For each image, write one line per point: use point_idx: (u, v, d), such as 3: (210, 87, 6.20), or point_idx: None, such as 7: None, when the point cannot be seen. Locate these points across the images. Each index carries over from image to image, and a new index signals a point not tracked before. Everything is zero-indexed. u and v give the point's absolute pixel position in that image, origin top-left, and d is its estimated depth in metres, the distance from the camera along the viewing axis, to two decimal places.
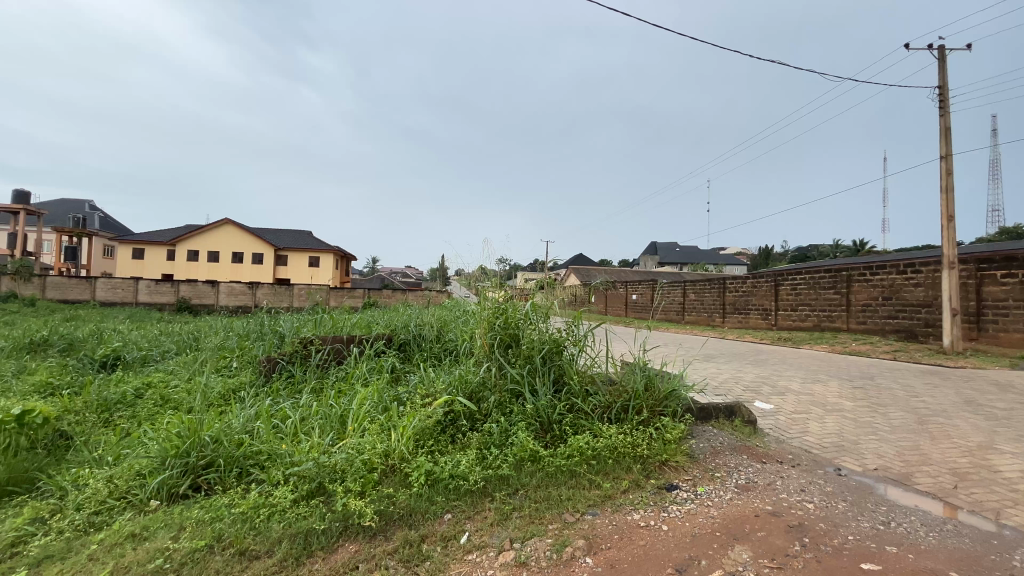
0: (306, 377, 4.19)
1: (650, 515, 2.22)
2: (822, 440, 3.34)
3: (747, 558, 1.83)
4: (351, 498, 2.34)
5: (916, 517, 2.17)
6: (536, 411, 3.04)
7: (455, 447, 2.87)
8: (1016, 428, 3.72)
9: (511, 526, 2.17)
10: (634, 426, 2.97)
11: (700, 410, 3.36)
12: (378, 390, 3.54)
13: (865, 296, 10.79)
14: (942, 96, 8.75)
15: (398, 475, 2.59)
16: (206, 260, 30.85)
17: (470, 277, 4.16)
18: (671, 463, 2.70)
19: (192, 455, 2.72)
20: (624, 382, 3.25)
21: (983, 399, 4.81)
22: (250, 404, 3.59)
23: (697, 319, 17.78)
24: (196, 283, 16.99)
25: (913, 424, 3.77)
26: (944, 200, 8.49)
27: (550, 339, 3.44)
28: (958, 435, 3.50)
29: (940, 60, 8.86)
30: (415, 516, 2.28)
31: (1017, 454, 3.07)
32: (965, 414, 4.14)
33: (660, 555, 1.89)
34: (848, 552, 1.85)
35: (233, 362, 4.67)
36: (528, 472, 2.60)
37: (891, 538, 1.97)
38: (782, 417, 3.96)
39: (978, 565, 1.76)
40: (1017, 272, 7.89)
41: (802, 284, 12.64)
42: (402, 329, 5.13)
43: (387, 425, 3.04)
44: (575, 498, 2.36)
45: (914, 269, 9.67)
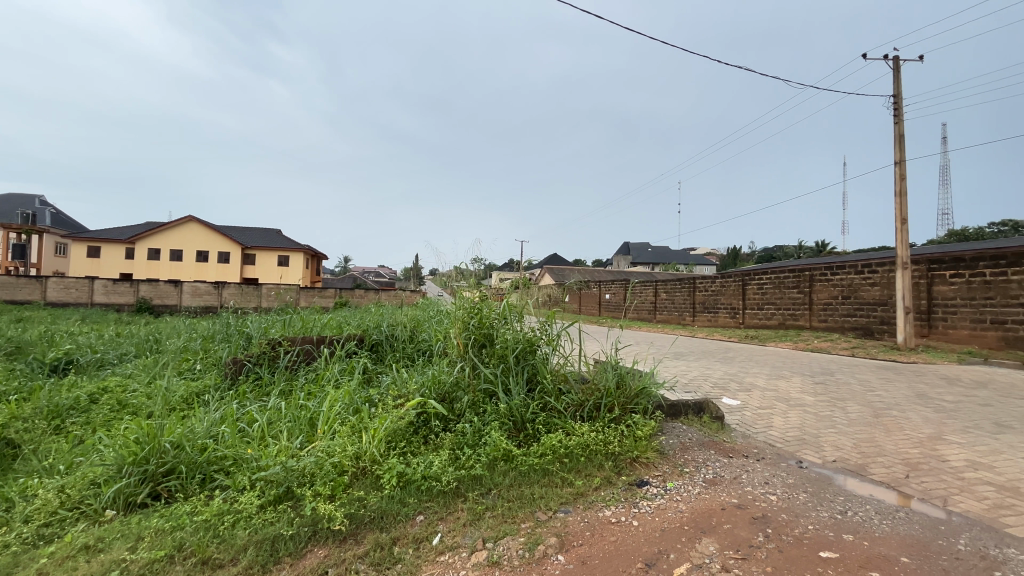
0: (274, 378, 4.08)
1: (621, 511, 2.25)
2: (786, 434, 3.46)
3: (714, 551, 1.87)
4: (320, 501, 2.29)
5: (871, 506, 2.27)
6: (509, 411, 3.05)
7: (428, 447, 2.85)
8: (963, 419, 3.94)
9: (484, 526, 2.17)
10: (606, 424, 3.02)
11: (670, 406, 3.43)
12: (349, 392, 3.48)
13: (826, 296, 11.24)
14: (896, 105, 9.20)
15: (370, 477, 2.56)
16: (169, 259, 29.68)
17: (445, 277, 4.13)
18: (641, 459, 2.75)
19: (151, 462, 2.61)
20: (597, 379, 3.29)
21: (933, 393, 5.09)
22: (214, 408, 3.48)
23: (668, 318, 18.17)
24: (157, 282, 16.30)
25: (869, 417, 3.95)
26: (899, 203, 8.92)
27: (524, 338, 3.45)
28: (910, 427, 3.68)
29: (895, 70, 9.30)
30: (387, 518, 2.25)
31: (963, 444, 3.25)
32: (917, 407, 4.37)
33: (630, 550, 1.92)
34: (808, 541, 1.92)
35: (196, 365, 4.51)
36: (501, 471, 2.60)
37: (848, 527, 2.05)
38: (748, 413, 4.09)
39: (927, 550, 1.86)
40: (964, 272, 8.36)
41: (768, 284, 13.06)
42: (374, 329, 5.05)
43: (358, 427, 3.00)
44: (547, 497, 2.37)
45: (870, 269, 10.12)
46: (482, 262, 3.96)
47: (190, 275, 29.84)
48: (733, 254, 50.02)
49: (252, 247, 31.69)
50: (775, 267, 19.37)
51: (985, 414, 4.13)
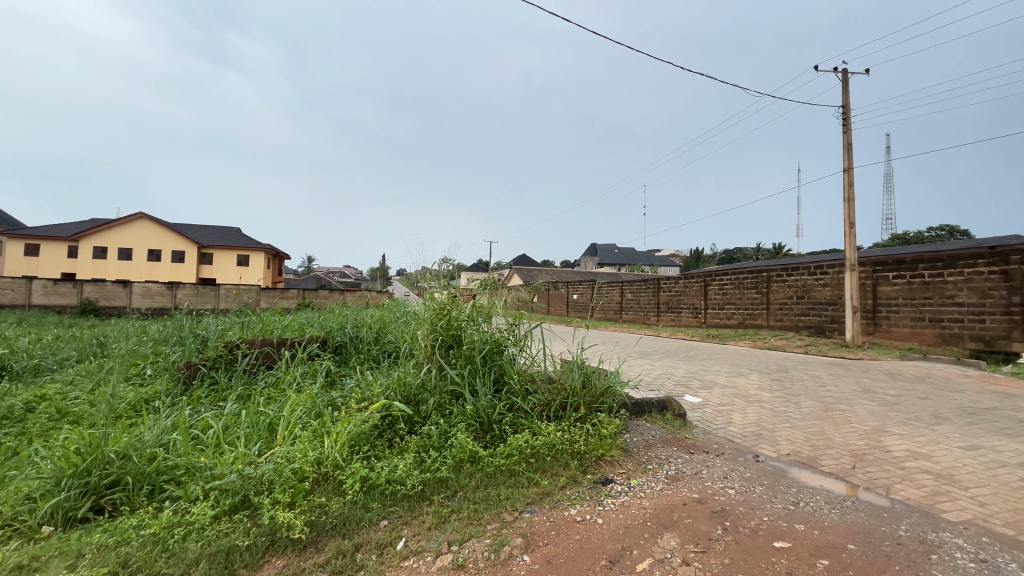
0: (230, 383, 3.91)
1: (586, 510, 2.27)
2: (744, 430, 3.59)
3: (675, 545, 1.92)
4: (279, 510, 2.21)
5: (821, 496, 2.39)
6: (475, 412, 3.03)
7: (393, 451, 2.80)
8: (904, 411, 4.20)
9: (449, 529, 2.15)
10: (572, 423, 3.05)
11: (634, 404, 3.50)
12: (310, 395, 3.37)
13: (782, 296, 11.73)
14: (845, 115, 9.71)
15: (332, 483, 2.49)
16: (117, 258, 28.07)
17: (413, 276, 4.06)
18: (606, 457, 2.79)
19: (94, 474, 2.45)
20: (563, 379, 3.32)
21: (877, 387, 5.41)
22: (165, 415, 3.30)
23: (634, 318, 18.55)
24: (103, 283, 15.36)
25: (820, 412, 4.15)
26: (847, 208, 9.40)
27: (491, 339, 3.44)
28: (857, 420, 3.90)
29: (844, 82, 9.83)
30: (350, 524, 2.20)
31: (904, 435, 3.46)
32: (863, 401, 4.62)
33: (595, 548, 1.94)
34: (762, 532, 2.00)
35: (146, 370, 4.27)
36: (467, 473, 2.58)
37: (800, 517, 2.15)
38: (709, 409, 4.22)
39: (871, 536, 1.97)
40: (905, 274, 8.90)
41: (728, 284, 13.52)
42: (338, 330, 4.93)
43: (320, 432, 2.91)
44: (513, 497, 2.38)
45: (822, 270, 10.64)
46: (452, 262, 3.90)
47: (140, 275, 28.32)
48: (696, 255, 51.65)
49: (208, 246, 30.37)
50: (734, 268, 20.13)
51: (923, 406, 4.42)
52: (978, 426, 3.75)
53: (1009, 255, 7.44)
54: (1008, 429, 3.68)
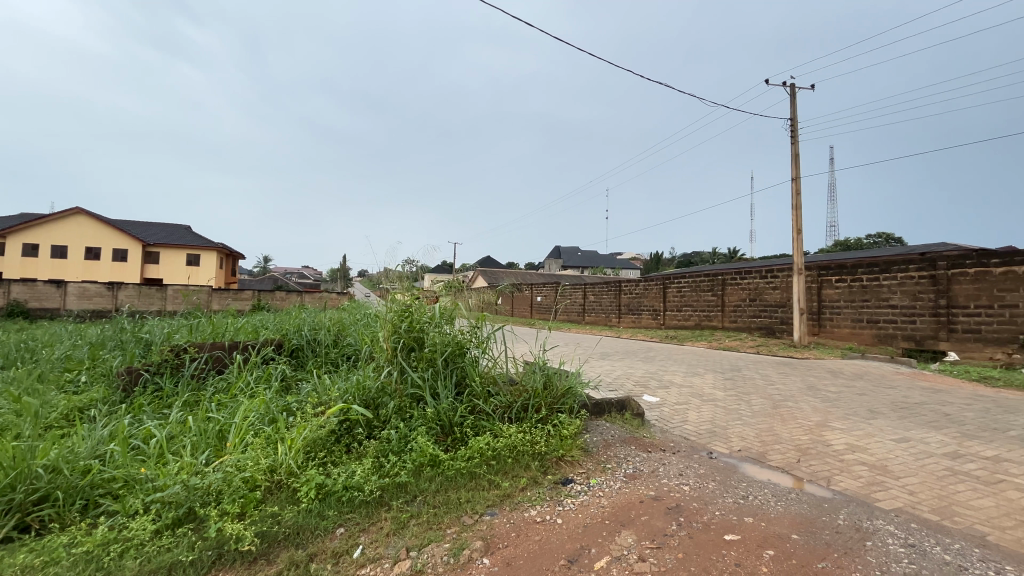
0: (177, 390, 3.71)
1: (545, 510, 2.29)
2: (698, 427, 3.72)
3: (632, 542, 1.96)
4: (228, 521, 2.11)
5: (769, 489, 2.50)
6: (436, 415, 2.99)
7: (350, 456, 2.73)
8: (844, 407, 4.47)
9: (408, 534, 2.11)
10: (533, 424, 3.07)
11: (595, 405, 3.55)
12: (264, 401, 3.24)
13: (736, 298, 12.24)
14: (793, 127, 10.25)
15: (285, 491, 2.41)
16: (50, 256, 26.08)
17: (374, 277, 3.95)
18: (567, 458, 2.82)
19: (18, 490, 2.26)
20: (525, 381, 3.35)
21: (821, 384, 5.73)
22: (101, 424, 3.08)
23: (596, 319, 18.87)
24: (33, 282, 14.23)
25: (769, 409, 4.35)
26: (795, 215, 9.92)
27: (453, 341, 3.41)
28: (802, 416, 4.11)
29: (792, 95, 10.37)
30: (303, 533, 2.13)
31: (844, 429, 3.68)
32: (808, 397, 4.89)
33: (554, 548, 1.96)
34: (714, 526, 2.07)
35: (80, 377, 3.97)
36: (427, 477, 2.55)
37: (749, 509, 2.24)
38: (666, 409, 4.35)
39: (813, 526, 2.08)
40: (847, 278, 9.47)
41: (686, 287, 13.97)
42: (294, 333, 4.77)
43: (273, 438, 2.80)
44: (473, 500, 2.36)
45: (772, 274, 11.17)
46: (415, 263, 3.82)
47: (77, 275, 26.46)
48: (656, 258, 53.08)
49: (154, 244, 28.71)
50: (691, 272, 20.84)
51: (861, 402, 4.71)
52: (909, 420, 4.03)
53: (938, 261, 8.04)
54: (935, 422, 3.98)
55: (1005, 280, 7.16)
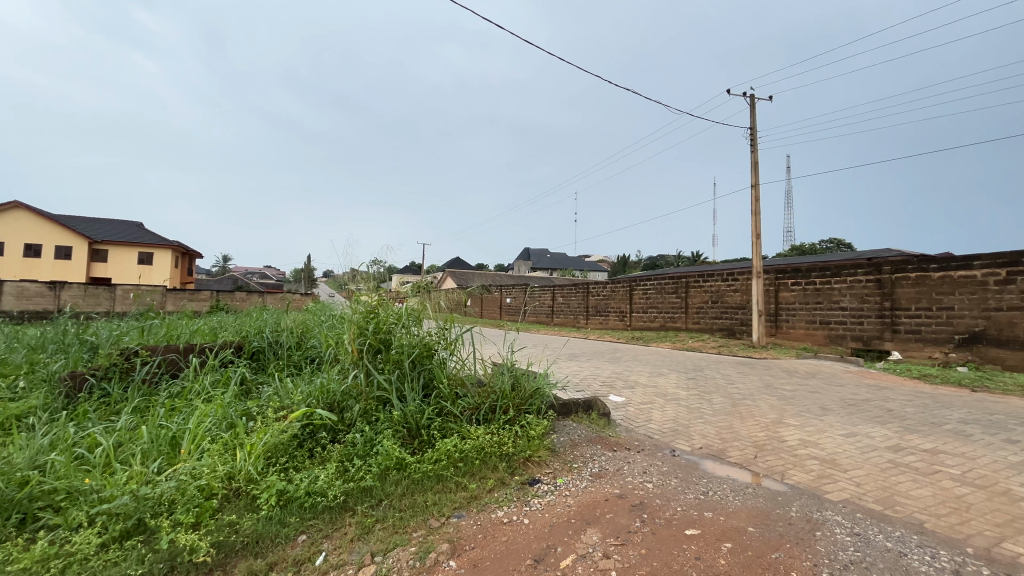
0: (127, 395, 3.52)
1: (513, 511, 2.30)
2: (662, 426, 3.82)
3: (597, 540, 1.99)
4: (181, 532, 2.02)
5: (727, 484, 2.60)
6: (403, 417, 2.95)
7: (314, 461, 2.66)
8: (798, 405, 4.68)
9: (373, 539, 2.08)
10: (501, 425, 3.08)
11: (562, 405, 3.60)
12: (222, 405, 3.12)
13: (699, 300, 12.62)
14: (752, 136, 10.67)
15: (244, 499, 2.33)
16: None
17: (340, 278, 3.86)
18: (534, 458, 2.85)
19: None
20: (493, 383, 3.35)
21: (778, 383, 5.98)
22: (41, 432, 2.89)
23: (564, 321, 19.04)
24: None
25: (729, 407, 4.51)
26: (754, 220, 10.32)
27: (421, 343, 3.38)
28: (759, 413, 4.28)
29: (751, 106, 10.80)
30: (263, 542, 2.07)
31: (797, 426, 3.85)
32: (765, 396, 5.09)
33: (520, 549, 1.97)
34: (676, 521, 2.14)
35: (18, 383, 3.70)
36: (393, 480, 2.51)
37: (709, 504, 2.32)
38: (631, 408, 4.44)
39: (767, 518, 2.17)
40: (802, 281, 9.93)
41: (651, 289, 14.30)
42: (255, 335, 4.61)
43: (232, 444, 2.70)
44: (440, 503, 2.35)
45: (733, 277, 11.58)
46: (383, 263, 3.76)
47: (16, 271, 25.02)
48: (623, 261, 54.06)
49: (102, 242, 27.13)
50: (657, 274, 21.36)
51: (813, 399, 4.95)
52: (856, 416, 4.26)
53: (883, 266, 8.54)
54: (880, 418, 4.23)
55: (942, 284, 7.67)
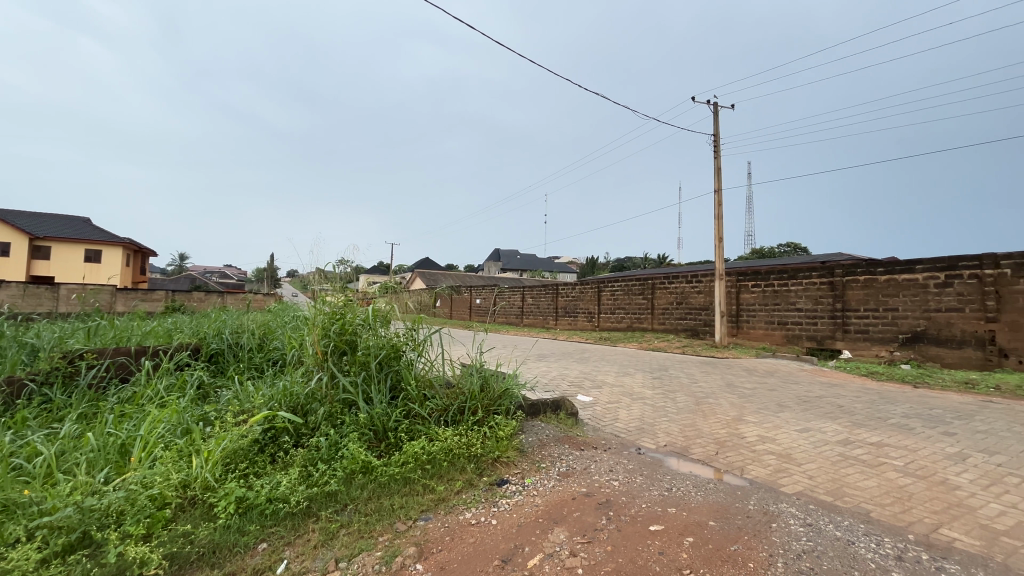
0: (71, 401, 3.31)
1: (480, 512, 2.30)
2: (628, 425, 3.89)
3: (563, 539, 2.01)
4: (130, 544, 1.91)
5: (691, 480, 2.68)
6: (370, 420, 2.90)
7: (275, 467, 2.59)
8: (757, 402, 4.87)
9: (337, 545, 2.03)
10: (469, 426, 3.07)
11: (531, 406, 3.61)
12: (177, 410, 2.98)
13: (665, 301, 12.92)
14: (716, 142, 11.03)
15: (200, 508, 2.24)
16: None
17: (304, 278, 3.75)
18: (502, 459, 2.86)
19: None
20: (461, 384, 3.34)
21: (738, 382, 6.20)
22: None
23: (534, 322, 19.12)
24: None
25: (692, 406, 4.64)
26: (717, 224, 10.66)
27: (388, 344, 3.33)
28: (721, 411, 4.43)
29: (715, 113, 11.17)
30: (220, 552, 2.00)
31: (756, 422, 4.00)
32: (726, 394, 5.26)
33: (488, 549, 1.97)
34: (640, 518, 2.18)
35: None
36: (359, 485, 2.46)
37: (672, 500, 2.39)
38: (599, 408, 4.51)
39: (727, 511, 2.25)
40: (761, 283, 10.32)
41: (619, 290, 14.54)
42: (213, 336, 4.43)
43: (188, 451, 2.59)
44: (407, 506, 2.32)
45: (697, 279, 11.93)
46: (350, 263, 3.67)
47: None
48: (592, 262, 54.80)
49: (44, 238, 25.46)
50: (624, 276, 21.76)
51: (771, 397, 5.15)
52: (811, 413, 4.45)
53: (835, 269, 8.99)
54: (832, 414, 4.44)
55: (888, 286, 8.13)
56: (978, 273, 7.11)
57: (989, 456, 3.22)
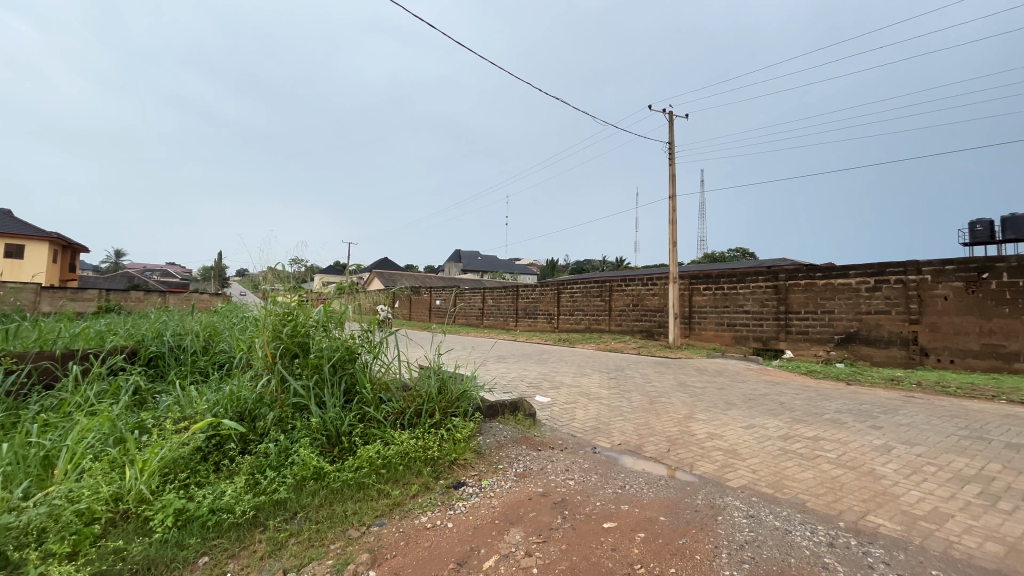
0: None
1: (436, 516, 2.27)
2: (584, 424, 3.96)
3: (519, 539, 2.03)
4: (52, 564, 1.77)
5: (644, 478, 2.76)
6: (322, 424, 2.81)
7: (219, 476, 2.46)
8: (707, 400, 5.08)
9: (286, 555, 1.96)
10: (426, 429, 3.03)
11: (488, 407, 3.61)
12: (109, 418, 2.78)
13: (622, 303, 13.25)
14: (671, 150, 11.42)
15: (134, 522, 2.10)
16: None
17: (254, 277, 3.59)
18: (459, 461, 2.84)
19: None
20: (419, 386, 3.30)
21: (690, 381, 6.43)
22: None
23: (494, 323, 19.10)
24: None
25: (646, 405, 4.78)
26: (671, 229, 11.04)
27: (343, 346, 3.24)
28: (673, 410, 4.59)
29: (670, 122, 11.57)
30: (156, 568, 1.88)
31: (705, 420, 4.17)
32: (678, 393, 5.46)
33: (444, 553, 1.95)
34: (595, 516, 2.23)
35: None
36: (310, 491, 2.38)
37: (625, 497, 2.45)
38: (556, 408, 4.57)
39: (677, 507, 2.34)
40: (712, 286, 10.77)
41: (578, 292, 14.78)
42: (152, 338, 4.16)
43: (121, 461, 2.42)
44: (361, 512, 2.27)
45: (652, 282, 12.31)
46: (303, 262, 3.55)
47: None
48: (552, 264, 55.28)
49: None
50: (583, 278, 22.15)
51: (720, 395, 5.38)
52: (755, 410, 4.68)
53: (779, 274, 9.52)
54: (774, 410, 4.69)
55: (826, 290, 8.69)
56: (903, 278, 7.71)
57: (910, 447, 3.50)
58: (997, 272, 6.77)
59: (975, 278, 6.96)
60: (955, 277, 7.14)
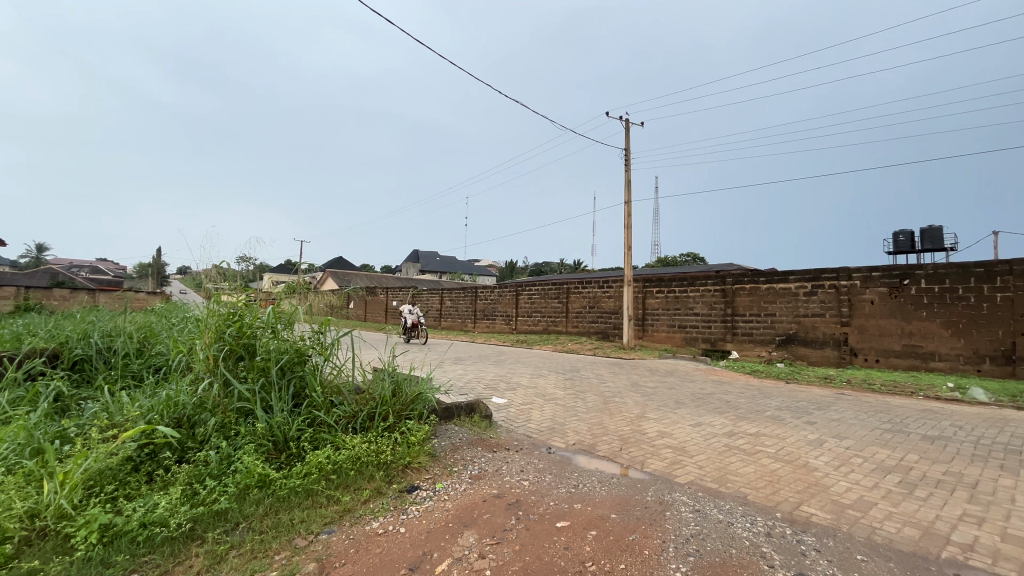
0: None
1: (388, 521, 2.23)
2: (540, 425, 4.00)
3: (473, 541, 2.02)
4: None
5: (597, 476, 2.82)
6: (269, 430, 2.69)
7: (153, 486, 2.31)
8: (658, 400, 5.24)
9: (226, 568, 1.86)
10: (380, 432, 2.96)
11: (444, 409, 3.58)
12: (25, 427, 2.54)
13: (579, 305, 13.47)
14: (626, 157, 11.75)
15: (53, 540, 1.93)
16: None
17: (196, 275, 3.40)
18: (413, 465, 2.80)
19: None
20: (372, 389, 3.22)
21: (642, 381, 6.62)
22: None
23: (452, 324, 18.92)
24: None
25: (600, 405, 4.89)
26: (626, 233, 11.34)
27: (291, 348, 3.12)
28: (625, 409, 4.72)
29: (625, 129, 11.89)
30: None
31: (656, 419, 4.31)
32: (631, 393, 5.62)
33: (395, 558, 1.91)
34: (549, 515, 2.25)
35: None
36: (254, 500, 2.27)
37: (578, 496, 2.49)
38: (513, 409, 4.59)
39: (628, 504, 2.39)
40: (665, 289, 11.14)
41: (536, 294, 14.91)
42: (78, 340, 3.84)
43: (39, 473, 2.22)
44: (309, 520, 2.19)
45: (608, 284, 12.58)
46: (252, 260, 3.40)
47: None
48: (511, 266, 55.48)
49: None
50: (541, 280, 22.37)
51: (670, 395, 5.57)
52: (703, 408, 4.89)
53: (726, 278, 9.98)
54: (720, 408, 4.91)
55: (768, 294, 9.19)
56: (836, 283, 8.28)
57: (840, 440, 3.76)
58: (916, 279, 7.39)
59: (897, 284, 7.58)
60: (881, 283, 7.73)
